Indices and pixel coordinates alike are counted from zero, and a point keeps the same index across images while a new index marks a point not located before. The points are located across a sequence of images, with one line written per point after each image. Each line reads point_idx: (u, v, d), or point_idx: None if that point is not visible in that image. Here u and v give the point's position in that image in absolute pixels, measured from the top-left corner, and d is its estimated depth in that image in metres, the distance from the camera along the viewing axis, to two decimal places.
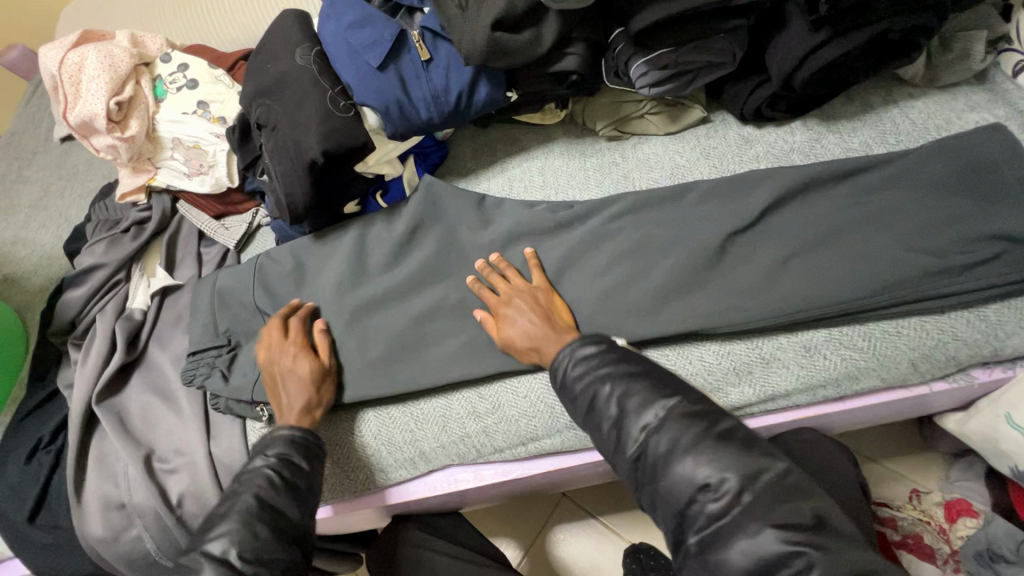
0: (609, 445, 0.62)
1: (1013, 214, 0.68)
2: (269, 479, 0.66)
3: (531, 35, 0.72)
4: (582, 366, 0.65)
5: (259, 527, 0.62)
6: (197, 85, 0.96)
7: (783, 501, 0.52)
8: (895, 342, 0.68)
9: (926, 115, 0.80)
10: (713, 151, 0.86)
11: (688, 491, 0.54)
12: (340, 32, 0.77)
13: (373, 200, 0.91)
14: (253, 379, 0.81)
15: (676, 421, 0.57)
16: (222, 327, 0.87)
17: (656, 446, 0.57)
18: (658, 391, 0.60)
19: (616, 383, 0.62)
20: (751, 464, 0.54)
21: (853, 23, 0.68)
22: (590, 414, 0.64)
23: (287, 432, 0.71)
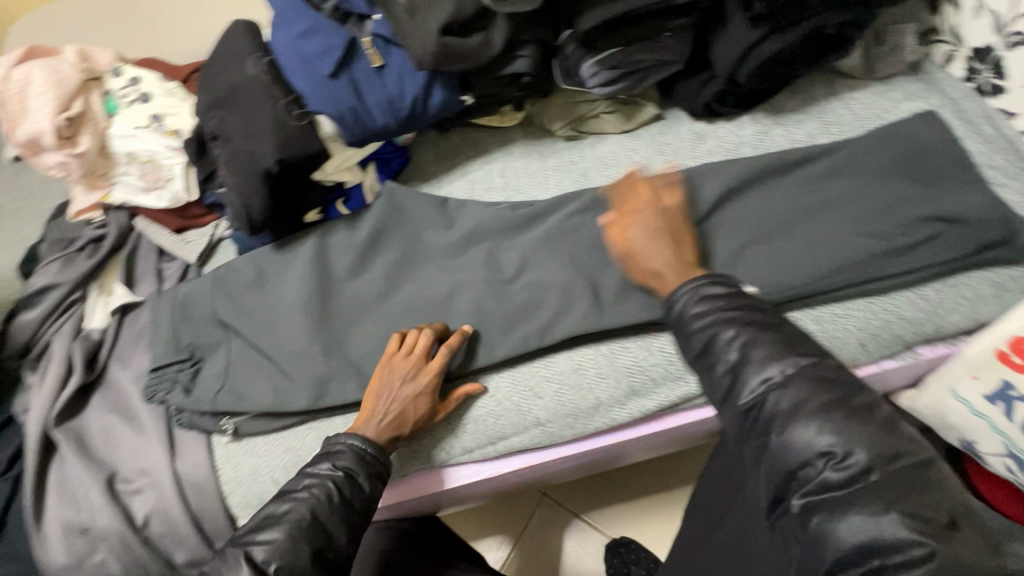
0: (718, 392, 0.61)
1: (948, 197, 0.71)
2: (327, 492, 0.66)
3: (481, 38, 0.73)
4: (704, 304, 0.64)
5: (304, 546, 0.63)
6: (150, 98, 0.95)
7: (915, 489, 0.51)
8: (844, 324, 0.71)
9: (866, 105, 0.83)
10: (667, 147, 0.88)
11: (805, 455, 0.54)
12: (291, 42, 0.77)
13: (335, 207, 0.90)
14: (215, 390, 0.80)
15: (806, 381, 0.57)
16: (183, 342, 0.84)
17: (777, 403, 0.56)
18: (784, 347, 0.59)
19: (740, 330, 0.61)
20: (887, 447, 0.53)
21: (785, 20, 0.71)
22: (704, 355, 0.63)
23: (359, 446, 0.69)
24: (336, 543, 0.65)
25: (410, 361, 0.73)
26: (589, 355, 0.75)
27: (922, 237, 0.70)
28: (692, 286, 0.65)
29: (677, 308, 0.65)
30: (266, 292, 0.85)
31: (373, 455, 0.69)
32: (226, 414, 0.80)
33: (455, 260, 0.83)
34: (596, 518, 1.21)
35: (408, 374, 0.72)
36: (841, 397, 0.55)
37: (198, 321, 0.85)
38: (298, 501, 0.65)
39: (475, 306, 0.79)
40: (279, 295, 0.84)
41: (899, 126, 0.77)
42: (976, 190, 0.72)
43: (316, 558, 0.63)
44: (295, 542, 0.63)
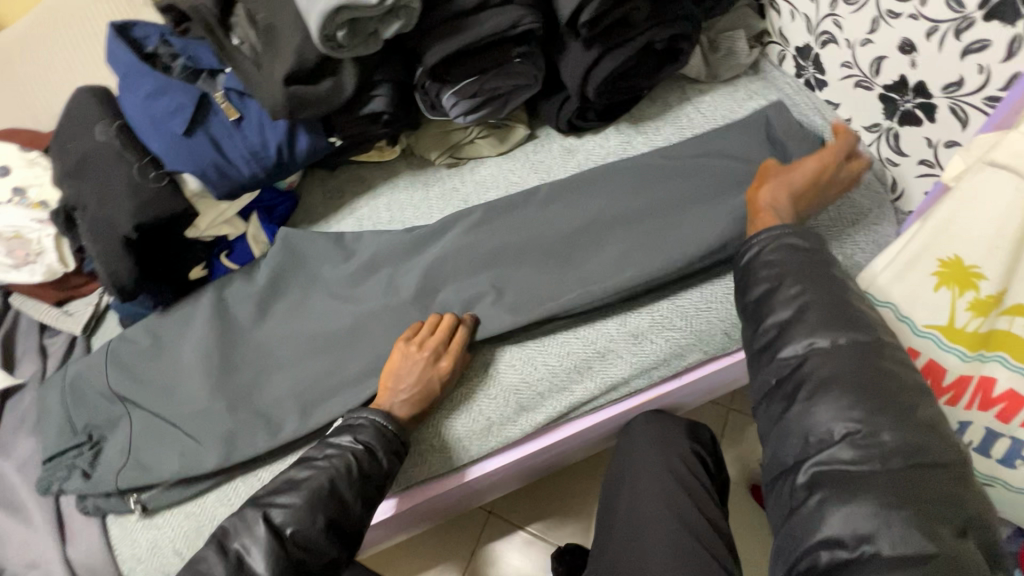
0: (757, 348, 0.61)
1: None
2: (347, 463, 0.65)
3: (331, 83, 0.74)
4: (776, 253, 0.63)
5: (318, 515, 0.63)
6: (10, 172, 0.92)
7: (933, 489, 0.49)
8: (707, 316, 0.74)
9: (715, 107, 0.89)
10: (542, 164, 0.91)
11: (827, 427, 0.54)
12: (140, 103, 0.76)
13: (219, 261, 0.89)
14: (117, 469, 0.76)
15: (850, 355, 0.56)
16: (80, 425, 0.79)
17: (814, 371, 0.56)
18: (837, 316, 0.58)
19: (803, 288, 0.60)
20: (912, 441, 0.51)
21: (617, 39, 0.75)
22: (756, 308, 0.63)
23: (381, 423, 0.69)
24: (349, 518, 0.64)
25: (431, 342, 0.72)
26: (477, 379, 0.75)
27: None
28: (772, 233, 0.65)
29: (748, 257, 0.65)
30: (163, 358, 0.81)
31: (391, 434, 0.69)
32: (133, 492, 0.76)
33: (341, 300, 0.82)
34: (542, 527, 1.22)
35: (430, 356, 0.71)
36: (881, 380, 0.54)
37: (94, 399, 0.81)
38: (317, 470, 0.65)
39: (363, 343, 0.79)
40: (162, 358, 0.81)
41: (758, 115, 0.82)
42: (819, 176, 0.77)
43: (326, 531, 0.63)
44: (310, 512, 0.63)
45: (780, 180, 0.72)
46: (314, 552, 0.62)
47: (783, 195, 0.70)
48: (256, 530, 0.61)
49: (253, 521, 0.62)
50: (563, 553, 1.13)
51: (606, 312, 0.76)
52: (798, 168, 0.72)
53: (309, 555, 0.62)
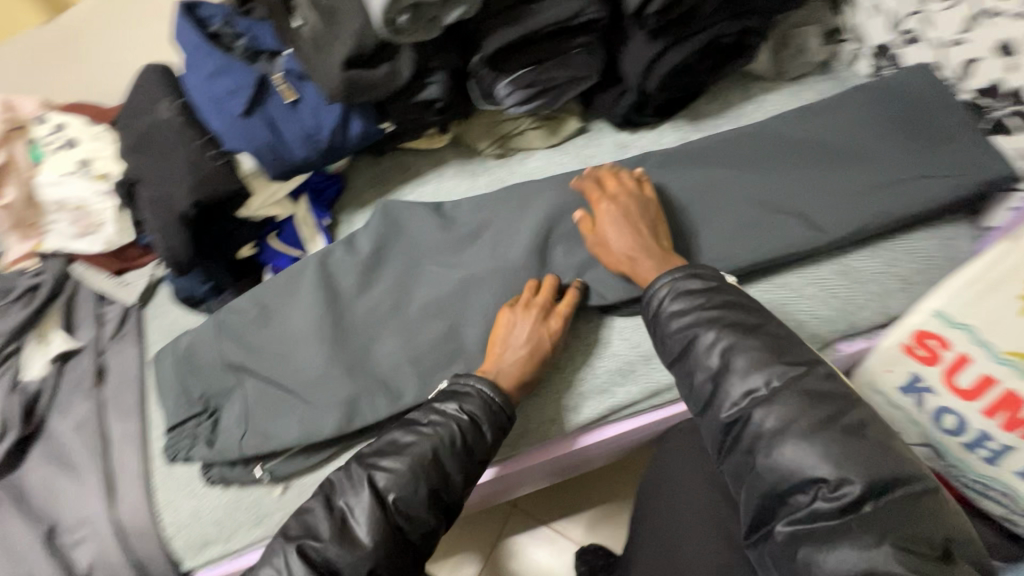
0: (699, 401, 0.62)
1: (879, 203, 0.70)
2: (452, 433, 0.64)
3: (388, 69, 0.73)
4: (682, 302, 0.64)
5: (420, 486, 0.62)
6: (76, 144, 0.95)
7: (911, 519, 0.51)
8: None
9: (779, 106, 0.85)
10: (592, 159, 0.89)
11: (798, 477, 0.54)
12: (201, 81, 0.77)
13: (269, 242, 0.91)
14: (238, 437, 0.77)
15: (789, 396, 0.56)
16: (194, 393, 0.81)
17: (764, 423, 0.56)
18: (773, 351, 0.59)
19: (721, 332, 0.61)
20: (887, 476, 0.52)
21: (683, 32, 0.73)
22: (683, 359, 0.63)
23: (484, 391, 0.67)
24: (450, 490, 0.64)
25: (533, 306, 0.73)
26: None
27: (841, 238, 0.70)
28: (669, 278, 0.65)
29: (653, 310, 0.66)
30: (269, 325, 0.82)
31: (500, 406, 0.67)
32: (257, 459, 0.78)
33: (385, 285, 0.83)
34: (566, 526, 1.22)
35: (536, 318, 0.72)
36: (836, 410, 0.55)
37: (206, 370, 0.82)
38: (427, 441, 0.64)
39: (404, 331, 0.79)
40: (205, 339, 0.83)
41: (798, 114, 0.79)
42: (901, 194, 0.70)
43: (428, 500, 0.62)
44: (412, 483, 0.62)
45: (603, 244, 0.72)
46: (413, 518, 0.62)
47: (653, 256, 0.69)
48: (361, 496, 0.62)
49: (357, 484, 0.62)
50: (585, 554, 1.13)
51: None
52: (605, 224, 0.72)
53: (411, 525, 0.62)
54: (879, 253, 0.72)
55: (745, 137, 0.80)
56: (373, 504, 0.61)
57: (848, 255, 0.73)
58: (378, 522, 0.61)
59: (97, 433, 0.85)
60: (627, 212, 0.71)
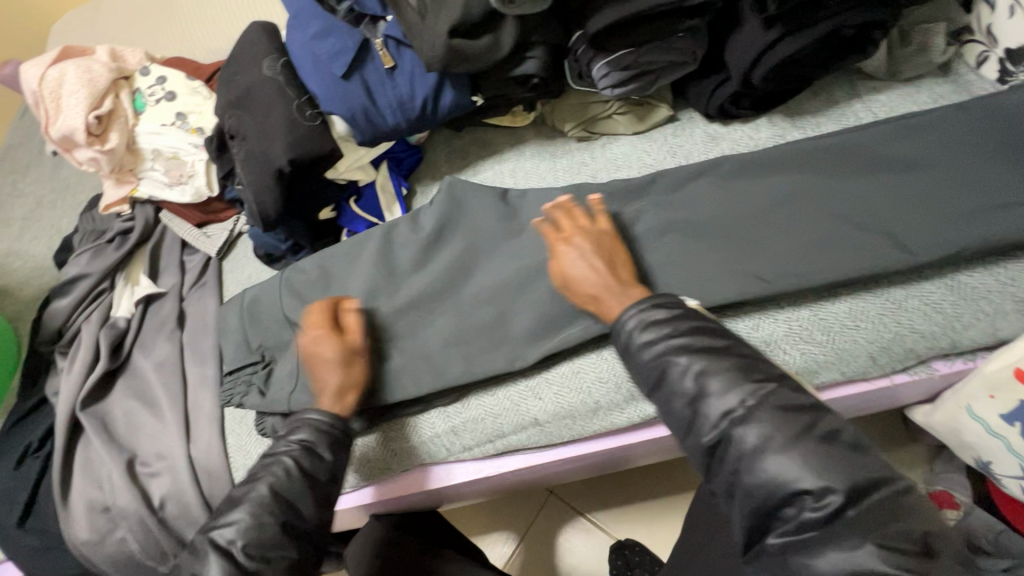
0: (681, 424, 0.58)
1: (989, 220, 0.67)
2: (289, 467, 0.65)
3: (490, 40, 0.73)
4: (652, 333, 0.60)
5: (266, 521, 0.62)
6: (174, 97, 0.98)
7: (891, 520, 0.48)
8: (853, 335, 0.68)
9: (890, 108, 0.80)
10: (680, 149, 0.87)
11: (775, 493, 0.50)
12: (306, 43, 0.79)
13: (348, 205, 0.93)
14: (288, 390, 0.78)
15: (767, 412, 0.53)
16: (255, 344, 0.84)
17: (743, 439, 0.53)
18: (740, 370, 0.56)
19: (693, 356, 0.58)
20: (863, 479, 0.49)
21: (801, 21, 0.69)
22: (659, 387, 0.59)
23: (317, 419, 0.69)
24: (302, 519, 0.64)
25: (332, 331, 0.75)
26: (589, 362, 0.75)
27: (954, 253, 0.66)
28: (635, 311, 0.62)
29: (622, 339, 0.62)
30: (333, 289, 0.84)
31: (336, 428, 0.69)
32: None
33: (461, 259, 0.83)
34: (603, 519, 1.20)
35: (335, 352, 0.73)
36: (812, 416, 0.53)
37: (268, 321, 0.85)
38: (264, 483, 0.64)
39: (477, 305, 0.80)
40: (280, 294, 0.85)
41: (901, 120, 0.75)
42: (1008, 215, 0.67)
43: (282, 535, 0.62)
44: (258, 520, 0.62)
45: (572, 277, 0.70)
46: (273, 556, 0.61)
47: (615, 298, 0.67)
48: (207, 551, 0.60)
49: (202, 551, 0.60)
50: (621, 548, 1.11)
51: (736, 313, 0.71)
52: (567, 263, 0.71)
53: (267, 567, 0.60)
54: (995, 272, 0.67)
55: (852, 138, 0.76)
56: (221, 551, 0.60)
57: (957, 271, 0.68)
58: (233, 568, 0.59)
59: (176, 374, 0.89)
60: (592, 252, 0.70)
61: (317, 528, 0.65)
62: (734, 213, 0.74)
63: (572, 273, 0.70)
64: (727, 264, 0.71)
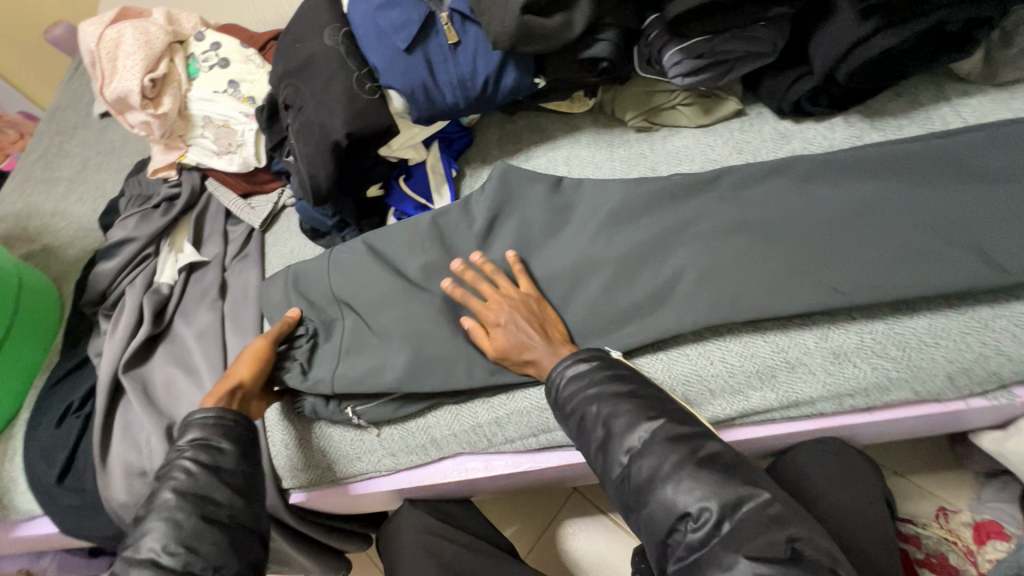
0: (596, 464, 0.62)
1: None
2: (188, 469, 0.64)
3: (562, 19, 0.70)
4: (573, 384, 0.64)
5: (183, 517, 0.61)
6: (228, 64, 0.97)
7: (758, 533, 0.50)
8: (931, 354, 0.64)
9: (980, 113, 0.75)
10: (748, 145, 0.82)
11: (668, 518, 0.54)
12: (370, 14, 0.77)
13: (396, 184, 0.91)
14: (331, 371, 0.77)
15: (662, 444, 0.57)
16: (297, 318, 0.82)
17: (639, 471, 0.57)
18: (650, 408, 0.60)
19: (603, 403, 0.61)
20: (731, 493, 0.53)
21: (902, 14, 0.65)
22: (580, 433, 0.63)
23: (200, 416, 0.68)
24: (220, 504, 0.63)
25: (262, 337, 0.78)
26: (645, 363, 0.72)
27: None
28: (564, 363, 0.65)
29: (551, 390, 0.65)
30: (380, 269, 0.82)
31: (232, 419, 0.68)
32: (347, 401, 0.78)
33: (512, 246, 0.80)
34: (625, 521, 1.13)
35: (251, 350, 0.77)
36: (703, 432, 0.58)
37: (313, 297, 0.83)
38: (168, 487, 0.63)
39: None
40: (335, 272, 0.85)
41: (997, 128, 0.70)
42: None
43: (204, 523, 0.61)
44: (175, 520, 0.61)
45: (510, 347, 0.71)
46: (205, 547, 0.60)
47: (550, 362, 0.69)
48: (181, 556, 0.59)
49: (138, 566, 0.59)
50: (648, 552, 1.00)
51: (804, 321, 0.68)
52: (500, 334, 0.71)
53: (197, 557, 0.59)
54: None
55: (939, 143, 0.71)
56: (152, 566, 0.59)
57: None
58: (166, 570, 0.58)
59: (217, 344, 0.89)
60: (525, 318, 0.71)
61: (238, 513, 0.64)
62: (805, 216, 0.71)
63: (504, 348, 0.71)
64: (797, 269, 0.68)
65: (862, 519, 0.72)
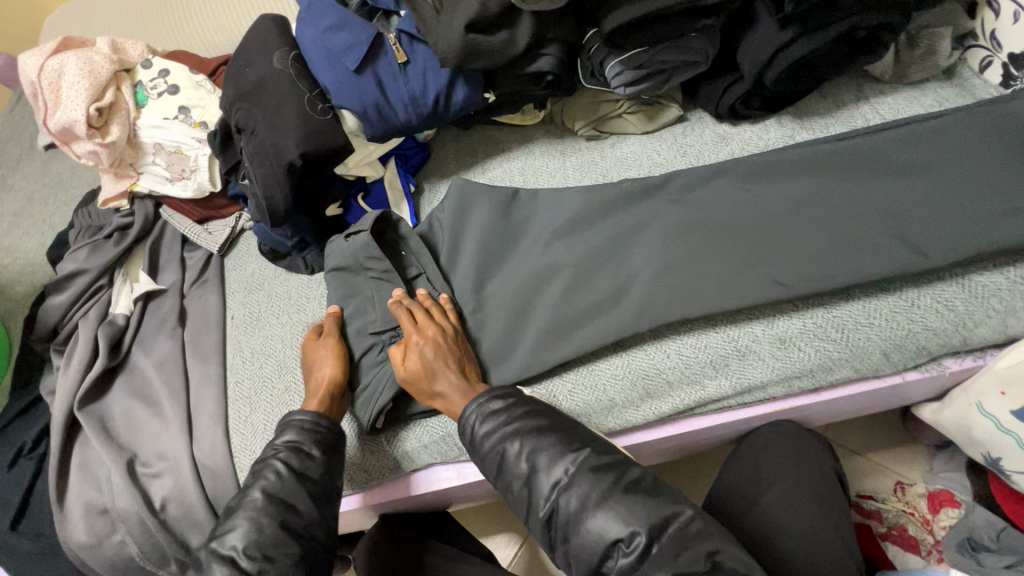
0: (521, 504, 0.64)
1: (1001, 224, 0.68)
2: (278, 470, 0.67)
3: (506, 36, 0.73)
4: (489, 423, 0.66)
5: (265, 522, 0.64)
6: (178, 90, 0.96)
7: (683, 547, 0.56)
8: (867, 333, 0.69)
9: (896, 110, 0.82)
10: (690, 148, 0.87)
11: (599, 548, 0.58)
12: (318, 37, 0.79)
13: (356, 203, 0.92)
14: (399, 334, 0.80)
15: (586, 476, 0.61)
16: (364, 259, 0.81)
17: (567, 504, 0.60)
18: (566, 437, 0.64)
19: (524, 441, 0.64)
20: (656, 515, 0.58)
21: (817, 22, 0.70)
22: (501, 474, 0.65)
23: (298, 418, 0.71)
24: (301, 514, 0.66)
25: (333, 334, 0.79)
26: (609, 362, 0.74)
27: (967, 253, 0.67)
28: (473, 403, 0.67)
29: (467, 430, 0.67)
30: None
31: (314, 423, 0.70)
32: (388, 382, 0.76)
33: (472, 256, 0.82)
34: None
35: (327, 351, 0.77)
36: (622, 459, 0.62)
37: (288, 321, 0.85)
38: (258, 487, 0.66)
39: (491, 306, 0.79)
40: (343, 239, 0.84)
41: (909, 125, 0.77)
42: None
43: (282, 531, 0.64)
44: (258, 522, 0.64)
45: (421, 376, 0.71)
46: (279, 556, 0.63)
47: (456, 395, 0.70)
48: None
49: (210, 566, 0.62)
50: None
51: (751, 312, 0.72)
52: (415, 362, 0.71)
53: (273, 566, 0.62)
54: (1007, 271, 0.68)
55: (861, 141, 0.77)
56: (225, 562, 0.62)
57: (970, 273, 0.69)
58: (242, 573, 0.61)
59: (179, 372, 0.87)
60: (442, 347, 0.72)
61: (315, 526, 0.66)
62: (747, 213, 0.75)
63: (416, 374, 0.71)
64: (742, 263, 0.72)
65: (810, 500, 0.75)
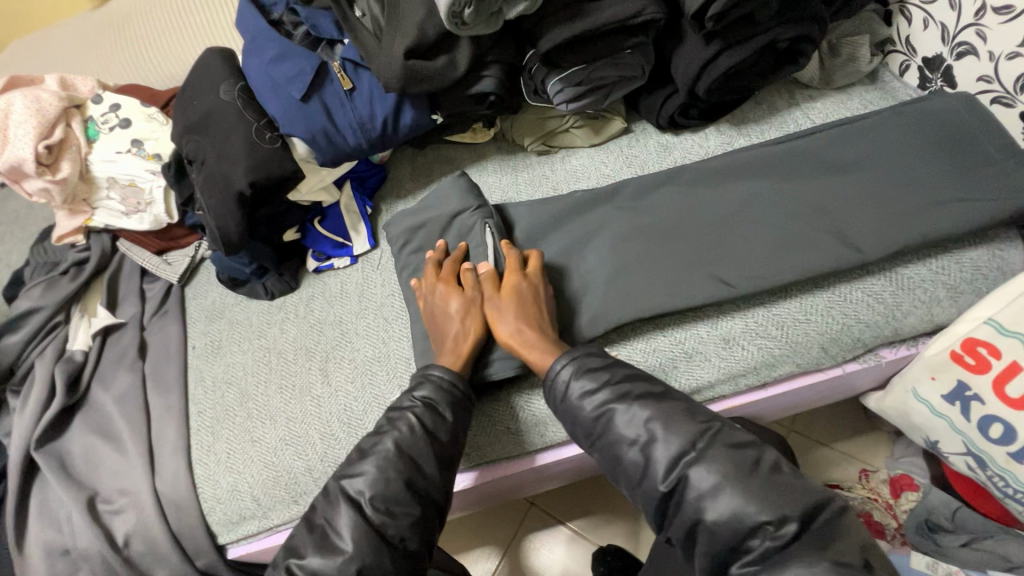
0: (634, 472, 0.61)
1: (923, 218, 0.72)
2: (412, 423, 0.65)
3: (445, 60, 0.76)
4: (590, 382, 0.65)
5: (392, 476, 0.62)
6: (129, 124, 0.96)
7: (835, 539, 0.52)
8: (805, 329, 0.72)
9: (825, 113, 0.86)
10: (635, 159, 0.90)
11: (740, 530, 0.54)
12: (264, 68, 0.80)
13: (312, 226, 0.92)
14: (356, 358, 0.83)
15: (720, 454, 0.57)
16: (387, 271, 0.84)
17: (698, 480, 0.57)
18: (684, 411, 0.61)
19: (632, 406, 0.62)
20: (809, 500, 0.54)
21: (740, 35, 0.74)
22: (606, 439, 0.63)
23: (439, 376, 0.68)
24: (426, 477, 0.63)
25: (454, 284, 0.76)
26: None
27: (894, 249, 0.71)
28: (565, 360, 0.66)
29: (562, 390, 0.66)
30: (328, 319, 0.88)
31: (452, 382, 0.68)
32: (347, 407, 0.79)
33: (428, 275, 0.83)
34: (586, 525, 1.11)
35: (461, 306, 0.73)
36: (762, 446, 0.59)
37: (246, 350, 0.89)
38: (390, 436, 0.64)
39: None
40: (470, 218, 0.81)
41: (837, 128, 0.81)
42: (948, 210, 0.72)
43: (405, 490, 0.62)
44: (384, 475, 0.62)
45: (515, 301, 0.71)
46: (399, 511, 0.61)
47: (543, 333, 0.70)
48: None
49: (337, 502, 0.62)
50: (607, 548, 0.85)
51: (697, 314, 0.75)
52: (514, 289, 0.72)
53: (393, 520, 0.61)
54: (929, 263, 0.73)
55: (792, 144, 0.81)
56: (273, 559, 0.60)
57: (898, 267, 0.73)
58: (368, 523, 0.60)
59: (140, 406, 0.86)
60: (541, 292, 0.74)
61: (433, 491, 0.63)
62: (689, 218, 0.78)
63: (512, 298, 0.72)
64: (689, 267, 0.75)
65: None
